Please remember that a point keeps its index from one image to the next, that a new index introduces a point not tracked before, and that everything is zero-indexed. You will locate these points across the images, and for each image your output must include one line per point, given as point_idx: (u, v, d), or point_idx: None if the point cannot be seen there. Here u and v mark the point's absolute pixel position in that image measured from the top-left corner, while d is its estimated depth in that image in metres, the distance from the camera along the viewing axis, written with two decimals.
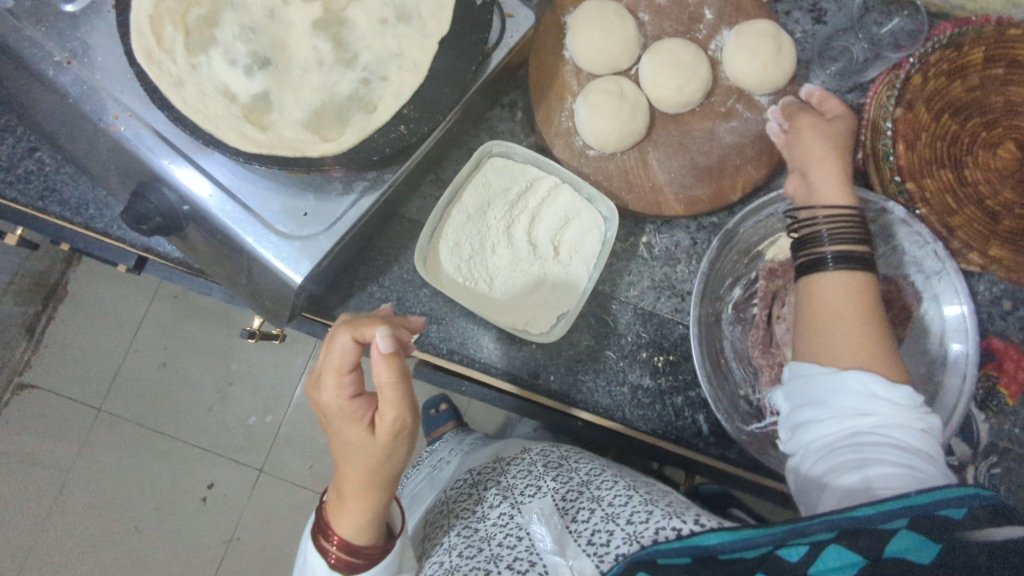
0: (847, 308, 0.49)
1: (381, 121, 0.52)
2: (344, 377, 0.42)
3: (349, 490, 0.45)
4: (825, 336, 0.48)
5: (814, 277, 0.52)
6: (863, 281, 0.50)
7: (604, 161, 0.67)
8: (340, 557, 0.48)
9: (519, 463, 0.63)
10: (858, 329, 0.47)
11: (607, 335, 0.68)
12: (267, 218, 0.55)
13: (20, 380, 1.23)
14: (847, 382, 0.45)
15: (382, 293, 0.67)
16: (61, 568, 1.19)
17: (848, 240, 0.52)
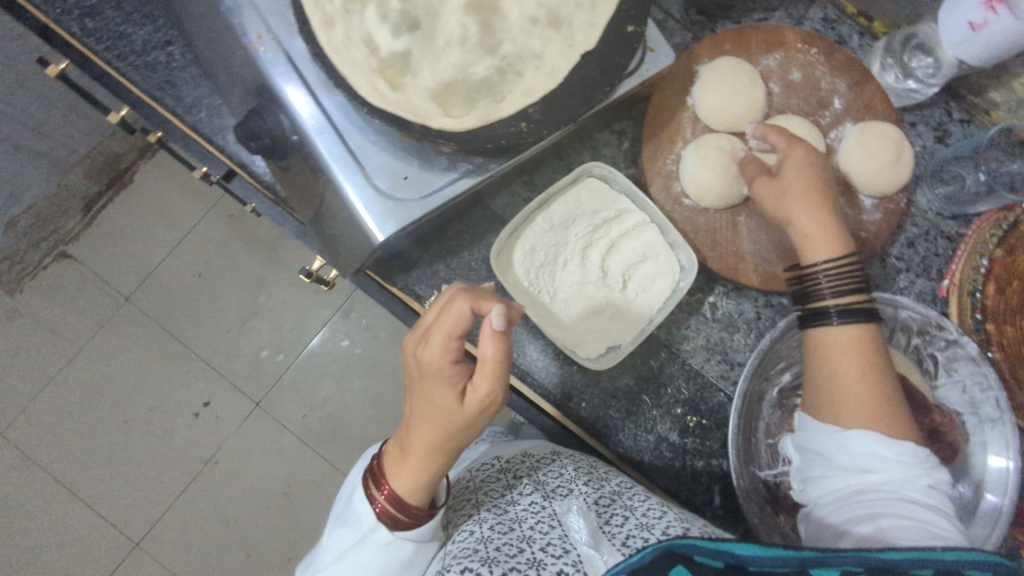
0: (849, 362, 0.53)
1: (506, 113, 0.53)
2: (450, 343, 0.46)
3: (419, 448, 0.50)
4: (830, 396, 0.52)
5: (823, 331, 0.56)
6: (869, 337, 0.54)
7: (696, 213, 0.67)
8: (388, 509, 0.51)
9: (552, 463, 0.67)
10: (859, 386, 0.51)
11: (647, 380, 0.68)
12: (369, 171, 0.56)
13: (63, 249, 1.46)
14: (849, 442, 0.49)
15: (446, 273, 0.67)
16: (57, 428, 1.41)
17: (847, 294, 0.55)
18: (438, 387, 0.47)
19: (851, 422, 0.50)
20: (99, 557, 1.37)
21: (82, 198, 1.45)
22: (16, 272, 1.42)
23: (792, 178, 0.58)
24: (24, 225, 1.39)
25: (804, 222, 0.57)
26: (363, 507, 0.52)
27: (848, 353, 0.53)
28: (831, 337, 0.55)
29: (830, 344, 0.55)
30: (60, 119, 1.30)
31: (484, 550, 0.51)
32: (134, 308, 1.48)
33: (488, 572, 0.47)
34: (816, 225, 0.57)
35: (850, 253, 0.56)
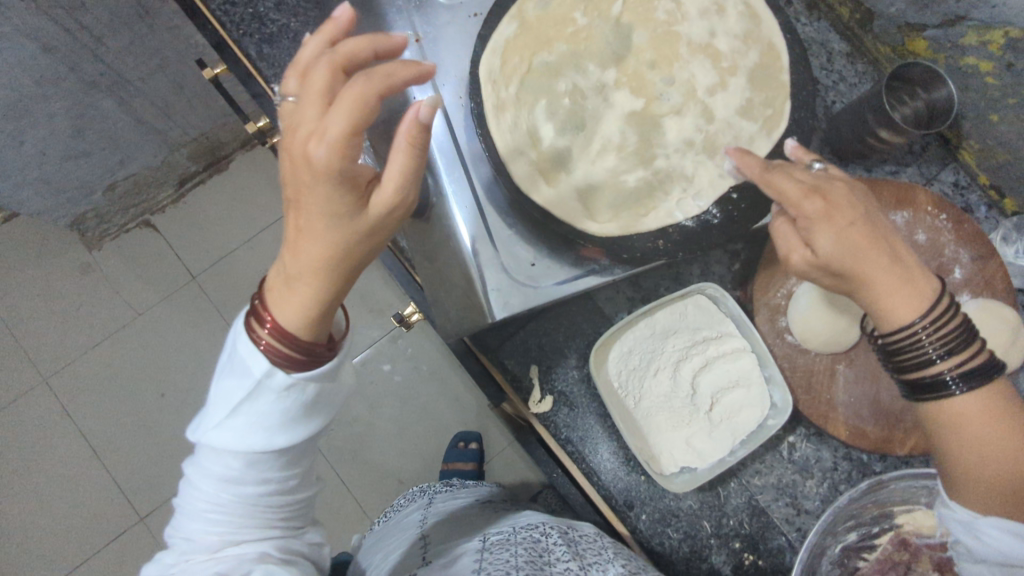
0: (979, 431, 0.44)
1: (648, 228, 0.56)
2: (352, 137, 0.37)
3: (304, 268, 0.41)
4: (964, 474, 0.45)
5: (938, 403, 0.47)
6: (993, 394, 0.45)
7: (796, 352, 0.67)
8: (272, 347, 0.41)
9: (590, 533, 0.65)
10: (996, 456, 0.43)
11: (711, 506, 0.67)
12: (498, 249, 0.59)
13: (146, 218, 1.56)
14: (988, 530, 0.43)
15: (537, 352, 0.68)
16: (94, 386, 1.46)
17: (959, 353, 0.46)
18: (318, 193, 0.39)
19: (986, 505, 0.44)
20: (105, 521, 1.39)
21: (178, 176, 1.54)
22: (100, 229, 1.51)
23: (843, 221, 0.46)
24: (121, 191, 1.45)
25: (883, 287, 0.46)
26: (247, 349, 0.41)
27: (969, 419, 0.45)
28: (950, 406, 0.46)
29: (949, 418, 0.46)
30: (184, 104, 1.35)
31: None
32: (197, 288, 1.53)
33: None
34: (897, 287, 0.46)
35: (940, 293, 0.46)
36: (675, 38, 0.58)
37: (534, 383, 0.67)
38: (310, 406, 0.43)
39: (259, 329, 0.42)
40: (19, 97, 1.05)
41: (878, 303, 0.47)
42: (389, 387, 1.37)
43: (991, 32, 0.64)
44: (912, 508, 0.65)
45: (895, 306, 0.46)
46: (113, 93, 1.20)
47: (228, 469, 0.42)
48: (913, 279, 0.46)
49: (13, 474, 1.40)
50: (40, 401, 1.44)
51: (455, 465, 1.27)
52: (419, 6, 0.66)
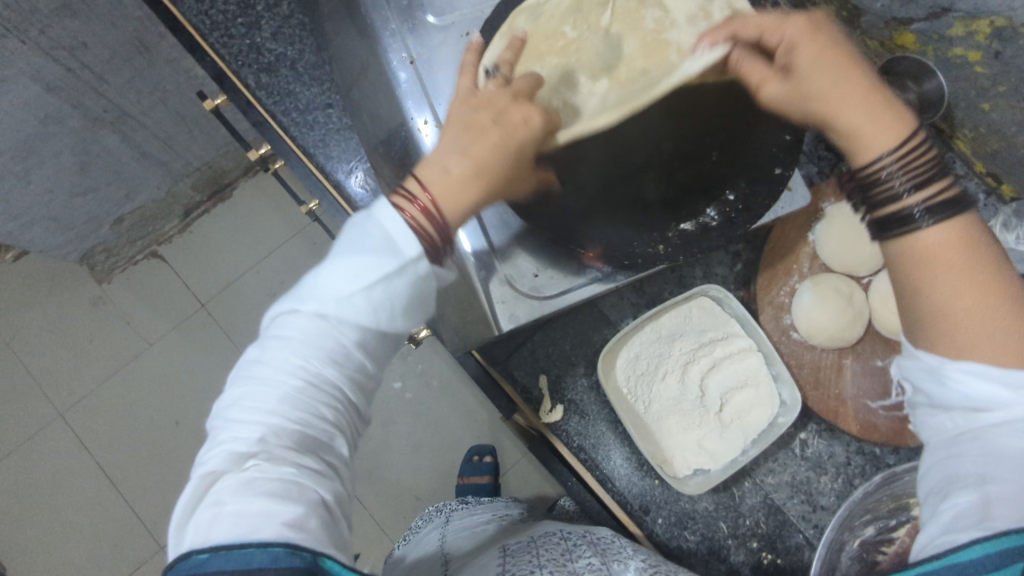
0: (949, 266, 0.38)
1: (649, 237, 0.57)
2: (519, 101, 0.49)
3: (458, 160, 0.43)
4: (928, 316, 0.39)
5: (904, 248, 0.41)
6: (967, 226, 0.39)
7: (802, 348, 0.67)
8: (419, 221, 0.40)
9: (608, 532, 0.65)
10: (969, 290, 0.37)
11: (726, 508, 0.67)
12: (502, 261, 0.60)
13: (154, 249, 1.57)
14: (956, 376, 0.37)
15: (546, 362, 0.68)
16: (109, 417, 1.47)
17: (926, 186, 0.40)
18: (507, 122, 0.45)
19: (957, 349, 0.37)
20: (127, 551, 1.40)
21: (184, 206, 1.56)
22: (109, 263, 1.53)
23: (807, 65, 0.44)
24: (129, 223, 1.48)
25: (848, 115, 0.42)
26: (387, 219, 0.40)
27: (949, 258, 0.38)
28: (921, 244, 0.39)
29: (917, 254, 0.40)
30: (186, 134, 1.37)
31: None
32: (206, 315, 1.54)
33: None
34: (867, 117, 0.42)
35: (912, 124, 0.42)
36: (664, 46, 0.60)
37: (544, 394, 0.67)
38: (414, 305, 0.42)
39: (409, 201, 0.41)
40: (25, 136, 1.07)
41: (852, 137, 0.43)
42: (401, 405, 1.37)
43: (977, 23, 0.64)
44: None
45: (867, 133, 0.42)
46: (116, 128, 1.22)
47: (335, 344, 0.39)
48: (880, 107, 0.42)
49: (34, 509, 1.41)
50: (57, 435, 1.45)
51: (471, 479, 1.27)
52: (412, 29, 0.80)
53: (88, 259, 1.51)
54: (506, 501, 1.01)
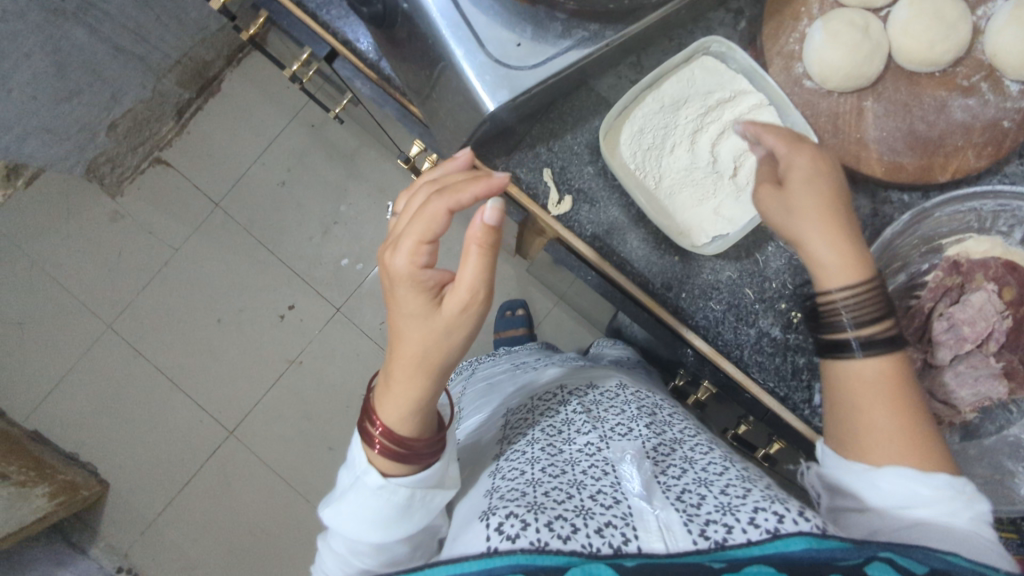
0: (867, 410, 0.49)
1: None
2: (421, 246, 0.46)
3: (404, 371, 0.49)
4: (854, 425, 0.49)
5: (848, 364, 0.51)
6: (893, 369, 0.49)
7: (817, 97, 0.63)
8: (381, 442, 0.51)
9: (612, 397, 0.72)
10: (890, 419, 0.48)
11: (750, 274, 0.66)
12: (481, 37, 0.54)
13: (157, 155, 1.53)
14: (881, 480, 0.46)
15: (548, 156, 0.66)
16: (151, 325, 1.50)
17: (879, 323, 0.50)
18: (406, 295, 0.48)
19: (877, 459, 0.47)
20: (199, 442, 1.47)
21: (174, 104, 1.50)
22: (116, 173, 1.50)
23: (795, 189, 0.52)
24: (124, 130, 1.43)
25: (817, 247, 0.52)
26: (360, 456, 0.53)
27: (872, 395, 0.49)
28: (854, 368, 0.50)
29: (846, 386, 0.51)
30: (157, 23, 1.29)
31: (532, 495, 0.52)
32: (223, 214, 1.53)
33: (533, 520, 0.48)
34: (833, 236, 0.52)
35: (872, 282, 0.51)
36: None
37: (550, 186, 0.65)
38: (411, 491, 0.52)
39: (373, 408, 0.52)
40: None
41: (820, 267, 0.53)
42: None
43: None
44: (964, 236, 0.64)
45: (833, 270, 0.52)
46: (81, 20, 1.15)
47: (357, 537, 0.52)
48: (854, 249, 0.52)
49: (101, 420, 1.47)
50: (110, 347, 1.49)
51: (508, 332, 1.30)
52: None
53: (93, 171, 1.46)
54: (545, 350, 1.05)
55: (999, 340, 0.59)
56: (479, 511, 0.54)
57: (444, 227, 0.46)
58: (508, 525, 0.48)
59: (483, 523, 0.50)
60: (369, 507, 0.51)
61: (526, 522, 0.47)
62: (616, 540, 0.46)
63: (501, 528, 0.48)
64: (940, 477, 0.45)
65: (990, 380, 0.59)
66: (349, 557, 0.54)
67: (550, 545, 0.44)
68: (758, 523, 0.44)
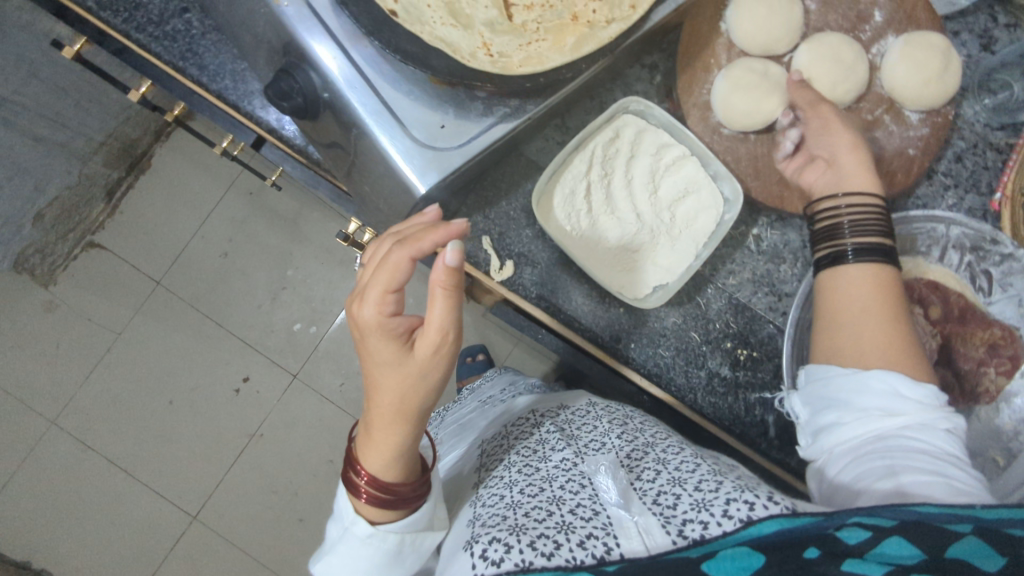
0: (863, 308, 0.50)
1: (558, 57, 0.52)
2: (388, 296, 0.44)
3: (384, 418, 0.48)
4: (846, 332, 0.50)
5: (838, 274, 0.53)
6: (884, 278, 0.52)
7: (736, 143, 0.66)
8: (368, 492, 0.50)
9: (584, 415, 0.69)
10: (881, 324, 0.49)
11: (694, 317, 0.68)
12: (405, 123, 0.55)
13: (89, 240, 1.45)
14: (870, 380, 0.46)
15: (486, 224, 0.67)
16: (97, 416, 1.42)
17: (871, 237, 0.53)
18: (377, 344, 0.46)
19: (866, 360, 0.48)
20: (161, 532, 1.40)
21: (103, 186, 1.43)
22: (48, 263, 1.42)
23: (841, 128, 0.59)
24: (50, 219, 1.36)
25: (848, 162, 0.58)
26: (346, 506, 0.52)
27: (866, 298, 0.51)
28: (847, 276, 0.53)
29: (844, 287, 0.52)
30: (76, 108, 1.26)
31: (513, 516, 0.52)
32: (165, 292, 1.47)
33: (516, 542, 0.47)
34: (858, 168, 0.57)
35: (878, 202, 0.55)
36: None
37: (490, 253, 0.66)
38: (402, 535, 0.52)
39: (358, 460, 0.51)
40: None
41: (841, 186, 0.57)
42: None
43: None
44: None
45: (848, 185, 0.57)
46: None
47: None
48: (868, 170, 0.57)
49: (51, 523, 1.38)
50: (54, 445, 1.40)
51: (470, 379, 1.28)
52: None
53: (22, 263, 1.39)
54: (514, 376, 1.01)
55: (933, 356, 0.62)
56: (462, 542, 0.53)
57: (405, 270, 0.43)
58: (492, 549, 0.47)
59: (467, 553, 0.50)
60: (360, 557, 0.51)
61: (510, 545, 0.47)
62: (599, 550, 0.47)
63: (485, 555, 0.48)
64: (926, 385, 0.45)
65: None
66: None
67: (535, 564, 0.44)
68: (731, 514, 0.45)
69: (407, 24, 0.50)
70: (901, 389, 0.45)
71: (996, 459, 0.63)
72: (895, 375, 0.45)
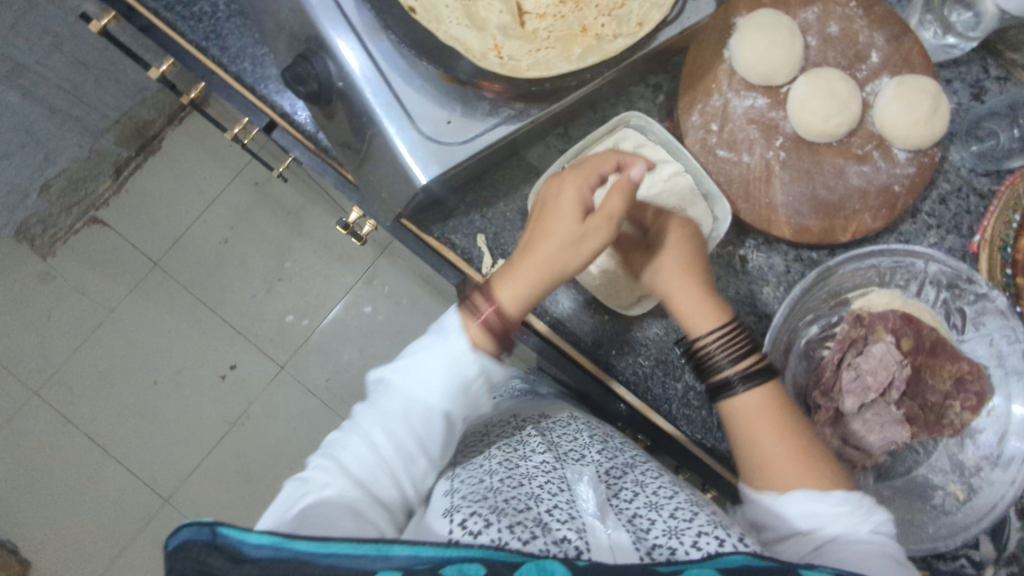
0: (762, 428, 0.52)
1: (564, 68, 0.54)
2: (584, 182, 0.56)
3: (531, 261, 0.54)
4: (757, 461, 0.52)
5: (729, 403, 0.54)
6: (771, 393, 0.54)
7: (730, 166, 0.68)
8: (485, 315, 0.52)
9: (564, 425, 0.70)
10: (780, 440, 0.51)
11: (676, 330, 0.69)
12: (413, 115, 0.57)
13: (93, 214, 1.47)
14: (796, 500, 0.49)
15: (482, 222, 0.69)
16: (80, 388, 1.43)
17: (741, 359, 0.54)
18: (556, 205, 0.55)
19: (784, 484, 0.50)
20: (132, 512, 1.39)
21: (112, 163, 1.45)
22: (49, 234, 1.44)
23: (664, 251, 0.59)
24: (57, 189, 1.39)
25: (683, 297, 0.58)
26: (448, 326, 0.52)
27: (762, 416, 0.52)
28: (736, 407, 0.54)
29: (741, 415, 0.53)
30: (96, 85, 1.31)
31: (494, 499, 0.51)
32: (162, 272, 1.48)
33: (496, 520, 0.47)
34: (697, 301, 0.57)
35: (733, 321, 0.56)
36: None
37: (484, 250, 0.68)
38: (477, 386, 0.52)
39: (479, 297, 0.53)
40: None
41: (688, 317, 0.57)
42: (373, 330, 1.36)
43: None
44: (867, 289, 0.69)
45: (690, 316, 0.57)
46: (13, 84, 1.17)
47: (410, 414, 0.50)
48: (711, 298, 0.57)
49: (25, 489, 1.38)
50: (36, 413, 1.41)
51: None
52: None
53: (23, 230, 1.41)
54: None
55: (900, 388, 0.63)
56: (440, 508, 0.51)
57: (609, 166, 0.58)
58: (472, 521, 0.47)
59: (445, 518, 0.49)
60: (438, 372, 0.50)
61: (489, 522, 0.46)
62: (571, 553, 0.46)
63: (463, 525, 0.47)
64: (839, 492, 0.48)
65: (896, 426, 0.64)
66: (368, 450, 0.50)
67: (510, 545, 0.44)
68: (700, 546, 0.46)
69: (425, 22, 0.53)
70: (825, 513, 0.48)
71: (955, 492, 0.66)
72: (808, 491, 0.48)
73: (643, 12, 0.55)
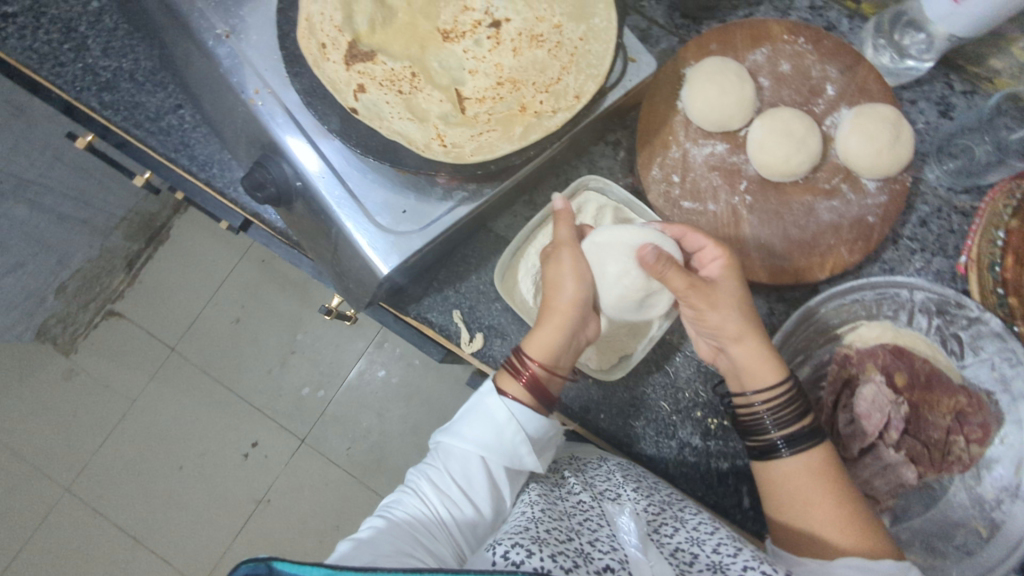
0: (813, 495, 0.52)
1: (506, 149, 0.55)
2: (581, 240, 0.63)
3: (558, 313, 0.59)
4: (803, 531, 0.51)
5: (776, 468, 0.55)
6: (822, 462, 0.53)
7: (697, 216, 0.68)
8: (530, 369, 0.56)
9: (599, 464, 0.65)
10: (825, 505, 0.51)
11: (664, 386, 0.68)
12: (368, 208, 0.58)
13: (110, 308, 1.52)
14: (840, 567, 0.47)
15: (457, 298, 0.69)
16: (108, 482, 1.44)
17: (799, 421, 0.55)
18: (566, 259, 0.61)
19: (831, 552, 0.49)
20: None
21: (124, 257, 1.51)
22: (70, 332, 1.49)
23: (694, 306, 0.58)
24: (72, 289, 1.45)
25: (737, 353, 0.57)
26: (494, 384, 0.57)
27: (809, 482, 0.53)
28: (781, 470, 0.55)
29: (785, 478, 0.54)
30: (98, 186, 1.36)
31: (535, 529, 0.49)
32: (179, 358, 1.51)
33: (538, 550, 0.46)
34: (756, 360, 0.57)
35: (788, 385, 0.56)
36: None
37: (460, 326, 0.68)
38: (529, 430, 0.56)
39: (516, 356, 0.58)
40: None
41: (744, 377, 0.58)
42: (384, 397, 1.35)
43: None
44: (856, 324, 0.67)
45: (752, 379, 0.57)
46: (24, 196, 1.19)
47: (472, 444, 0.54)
48: (766, 354, 0.57)
49: None
50: (68, 511, 1.42)
51: None
52: None
53: (44, 333, 1.46)
54: None
55: (899, 428, 0.61)
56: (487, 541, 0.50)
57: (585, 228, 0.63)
58: (514, 551, 0.45)
59: (488, 551, 0.47)
60: (481, 428, 0.54)
61: (531, 551, 0.45)
62: None
63: (505, 554, 0.45)
64: (889, 562, 0.46)
65: (901, 466, 0.61)
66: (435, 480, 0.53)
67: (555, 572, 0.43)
68: None
69: (367, 121, 0.55)
70: None
71: (978, 529, 0.62)
72: (853, 557, 0.46)
73: (577, 86, 0.56)
